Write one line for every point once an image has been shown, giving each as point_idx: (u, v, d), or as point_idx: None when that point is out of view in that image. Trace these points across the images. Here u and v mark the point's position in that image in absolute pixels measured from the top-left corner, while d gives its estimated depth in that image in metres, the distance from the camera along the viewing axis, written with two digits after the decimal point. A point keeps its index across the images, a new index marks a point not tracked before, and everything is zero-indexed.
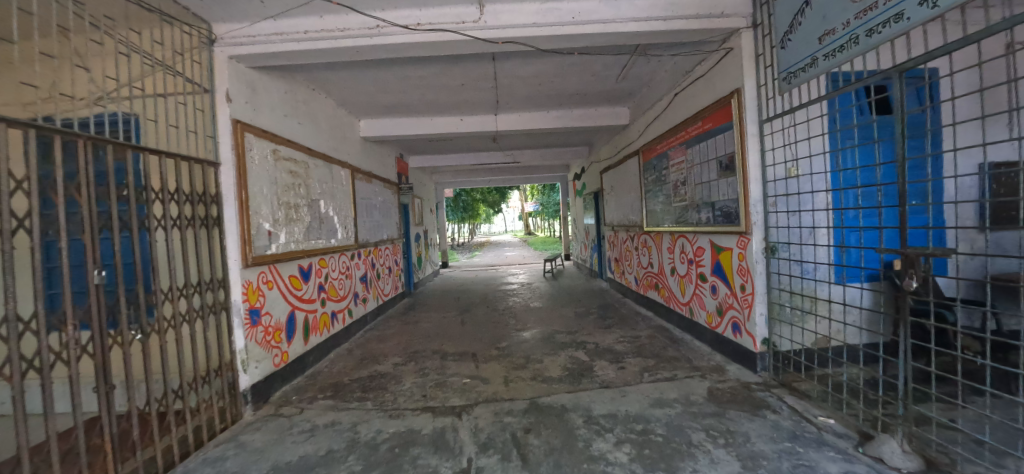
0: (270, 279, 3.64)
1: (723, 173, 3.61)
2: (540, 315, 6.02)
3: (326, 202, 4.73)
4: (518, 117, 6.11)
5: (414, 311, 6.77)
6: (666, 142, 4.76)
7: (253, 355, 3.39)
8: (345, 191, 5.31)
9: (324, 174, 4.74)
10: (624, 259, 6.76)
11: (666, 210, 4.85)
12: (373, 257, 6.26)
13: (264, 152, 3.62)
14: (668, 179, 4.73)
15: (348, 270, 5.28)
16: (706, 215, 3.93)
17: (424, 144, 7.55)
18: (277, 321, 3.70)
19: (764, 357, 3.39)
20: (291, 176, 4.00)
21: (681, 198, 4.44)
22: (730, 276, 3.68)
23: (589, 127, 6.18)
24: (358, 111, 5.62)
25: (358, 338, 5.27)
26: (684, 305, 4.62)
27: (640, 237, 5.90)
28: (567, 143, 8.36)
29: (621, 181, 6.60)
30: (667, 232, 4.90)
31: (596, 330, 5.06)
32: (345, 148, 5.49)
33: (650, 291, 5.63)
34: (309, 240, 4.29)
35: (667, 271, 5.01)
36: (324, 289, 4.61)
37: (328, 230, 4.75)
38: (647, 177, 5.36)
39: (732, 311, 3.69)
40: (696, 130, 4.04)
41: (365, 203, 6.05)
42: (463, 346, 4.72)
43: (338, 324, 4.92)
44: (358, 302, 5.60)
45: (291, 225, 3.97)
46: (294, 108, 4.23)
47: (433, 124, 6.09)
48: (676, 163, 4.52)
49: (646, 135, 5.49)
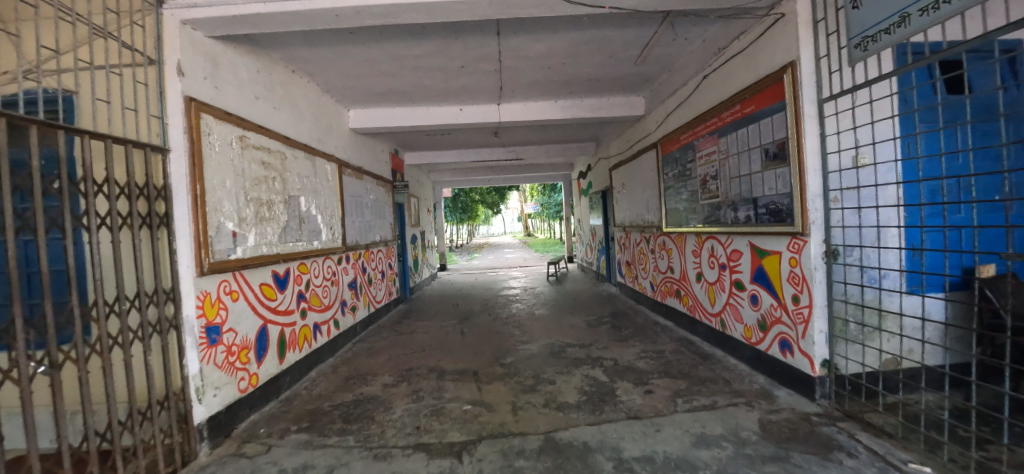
0: (235, 288, 3.07)
1: (770, 164, 3.07)
2: (548, 324, 5.46)
3: (307, 199, 4.16)
4: (523, 106, 5.55)
5: (409, 320, 6.19)
6: (692, 132, 4.22)
7: (211, 381, 2.82)
8: (332, 188, 4.76)
9: (306, 167, 4.18)
10: (637, 263, 6.21)
11: (691, 209, 4.31)
12: (364, 261, 5.69)
13: (229, 139, 3.06)
14: (695, 173, 4.18)
15: (334, 275, 4.73)
16: (746, 214, 3.39)
17: (420, 138, 6.97)
18: (244, 338, 3.14)
19: (824, 382, 2.83)
20: (263, 169, 3.45)
21: (711, 195, 3.90)
22: (778, 284, 3.12)
23: (601, 117, 5.63)
24: (346, 99, 5.05)
25: (346, 352, 4.70)
26: (713, 316, 4.08)
27: (658, 239, 5.34)
28: (573, 138, 7.80)
29: (634, 178, 6.03)
30: (693, 233, 4.36)
31: (612, 343, 4.50)
32: (331, 140, 4.92)
33: (670, 299, 5.09)
34: (286, 243, 3.73)
35: (692, 277, 4.47)
36: (305, 298, 4.06)
37: (309, 231, 4.18)
38: (668, 172, 4.80)
39: (779, 325, 3.14)
40: (732, 116, 3.51)
41: (355, 201, 5.49)
42: (463, 363, 4.15)
43: (322, 337, 4.37)
44: (346, 312, 5.03)
45: (263, 224, 3.40)
46: (268, 90, 3.68)
47: (429, 114, 5.51)
48: (705, 154, 3.98)
49: (666, 125, 4.93)
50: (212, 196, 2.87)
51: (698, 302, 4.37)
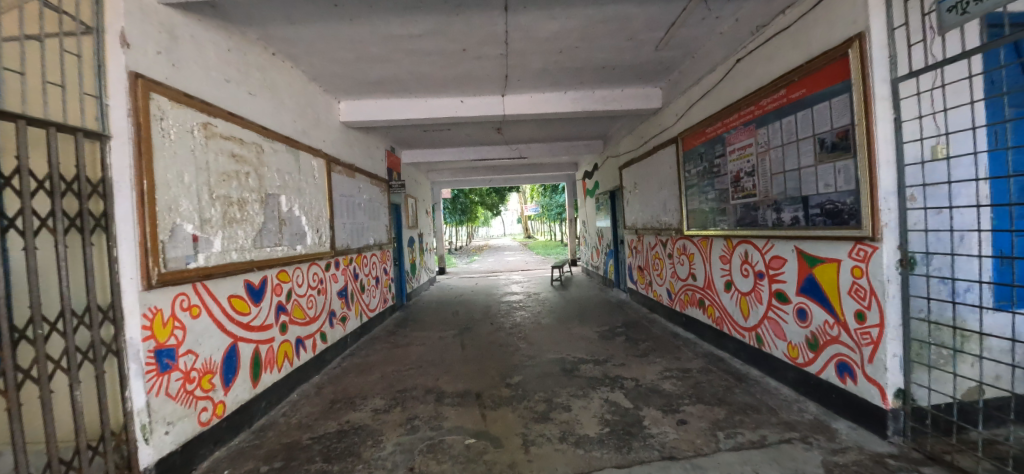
0: (196, 303, 2.61)
1: (827, 156, 2.61)
2: (557, 336, 4.98)
3: (288, 198, 3.69)
4: (529, 98, 5.06)
5: (404, 330, 5.71)
6: (721, 124, 3.77)
7: (163, 415, 2.35)
8: (319, 186, 4.28)
9: (288, 162, 3.71)
10: (652, 268, 5.74)
11: (720, 209, 3.84)
12: (355, 267, 5.22)
13: (189, 127, 2.60)
14: (724, 169, 3.72)
15: (321, 283, 4.26)
16: (792, 215, 2.93)
17: (417, 134, 6.49)
18: (206, 361, 2.66)
19: (898, 416, 2.36)
20: (234, 163, 2.98)
21: (746, 194, 3.44)
22: (835, 298, 2.66)
23: (614, 111, 5.16)
24: (336, 89, 4.58)
25: (333, 369, 4.21)
26: (746, 330, 3.62)
27: (677, 243, 4.88)
28: (580, 135, 7.33)
29: (649, 176, 5.56)
30: (720, 237, 3.90)
31: (631, 359, 4.02)
32: (318, 133, 4.45)
33: (691, 309, 4.62)
34: (262, 248, 3.27)
35: (719, 285, 4.00)
36: (285, 311, 3.59)
37: (291, 234, 3.71)
38: (690, 169, 4.34)
39: (836, 346, 2.68)
40: (774, 102, 3.05)
41: (345, 201, 5.02)
42: (464, 384, 3.66)
43: (305, 353, 3.89)
44: (334, 323, 4.55)
45: (232, 227, 2.93)
46: (241, 73, 3.21)
47: (426, 106, 5.03)
48: (737, 148, 3.53)
49: (687, 118, 4.47)
50: (166, 194, 2.40)
51: (726, 314, 3.91)
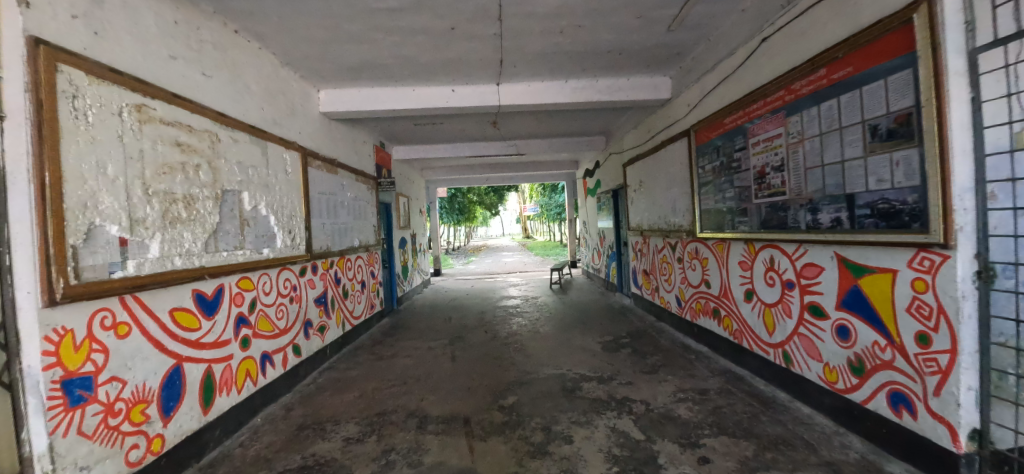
0: (124, 320, 2.18)
1: (880, 146, 2.19)
2: (556, 347, 4.55)
3: (252, 195, 3.25)
4: (527, 87, 4.61)
5: (391, 339, 5.26)
6: (742, 113, 3.34)
7: (74, 459, 1.92)
8: (292, 182, 3.83)
9: (254, 155, 3.27)
10: (659, 273, 5.31)
11: (740, 210, 3.41)
12: (336, 271, 4.78)
13: (114, 108, 2.17)
14: (746, 164, 3.29)
15: (294, 291, 3.82)
16: (833, 216, 2.51)
17: (407, 128, 6.04)
18: (138, 389, 2.24)
19: (971, 462, 1.94)
20: (178, 153, 2.55)
21: (773, 191, 3.00)
22: (888, 316, 2.24)
23: (620, 102, 4.72)
24: (313, 75, 4.13)
25: (307, 386, 3.77)
26: (771, 347, 3.19)
27: (688, 246, 4.44)
28: (582, 130, 6.88)
29: (657, 173, 5.12)
30: (740, 241, 3.47)
31: (640, 376, 3.59)
32: (293, 124, 4.00)
33: (703, 319, 4.19)
34: (217, 252, 2.83)
35: (738, 295, 3.57)
36: (248, 323, 3.16)
37: (255, 236, 3.27)
38: (705, 164, 3.91)
39: (888, 372, 2.26)
40: (811, 85, 2.63)
41: (325, 199, 4.58)
42: (450, 407, 3.22)
43: (273, 369, 3.46)
44: (311, 334, 4.11)
45: (176, 228, 2.50)
46: (193, 50, 2.77)
47: (414, 95, 4.57)
48: (763, 139, 3.09)
49: (701, 109, 4.03)
50: (79, 188, 1.97)
51: (746, 327, 3.48)
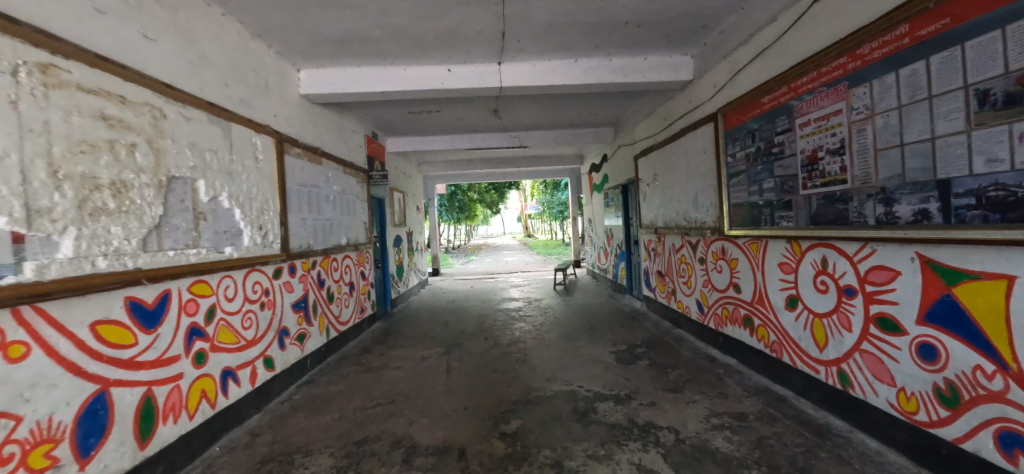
0: (21, 340, 1.73)
1: (994, 116, 1.72)
2: (565, 358, 4.06)
3: (210, 184, 2.76)
4: (532, 67, 4.10)
5: (381, 347, 4.77)
6: (786, 89, 2.84)
7: None
8: (264, 171, 3.34)
9: (212, 137, 2.78)
10: (676, 275, 4.82)
11: (782, 203, 2.91)
12: (320, 272, 4.29)
13: (5, 66, 1.70)
14: (793, 148, 2.79)
15: (266, 296, 3.33)
16: (918, 206, 2.02)
17: (401, 115, 5.54)
18: (39, 426, 1.78)
19: None
20: (105, 129, 2.07)
21: (829, 180, 2.50)
22: (998, 336, 1.77)
23: (636, 84, 4.22)
24: (289, 50, 3.63)
25: (280, 405, 3.28)
26: (822, 364, 2.71)
27: (712, 246, 3.95)
28: (589, 119, 6.38)
29: (675, 165, 4.62)
30: (782, 239, 2.97)
31: (663, 395, 3.10)
32: (266, 105, 3.50)
33: (731, 328, 3.70)
34: (159, 251, 2.35)
35: (777, 301, 3.08)
36: (204, 336, 2.68)
37: (213, 233, 2.78)
38: (737, 152, 3.41)
39: (997, 406, 1.80)
40: (885, 47, 2.14)
41: (306, 192, 4.09)
42: (443, 435, 2.73)
43: (238, 388, 2.98)
44: (287, 344, 3.62)
45: (100, 222, 2.02)
46: (132, 7, 2.29)
47: (406, 76, 4.06)
48: (817, 117, 2.58)
49: (731, 88, 3.53)
50: None
51: (788, 339, 3.00)
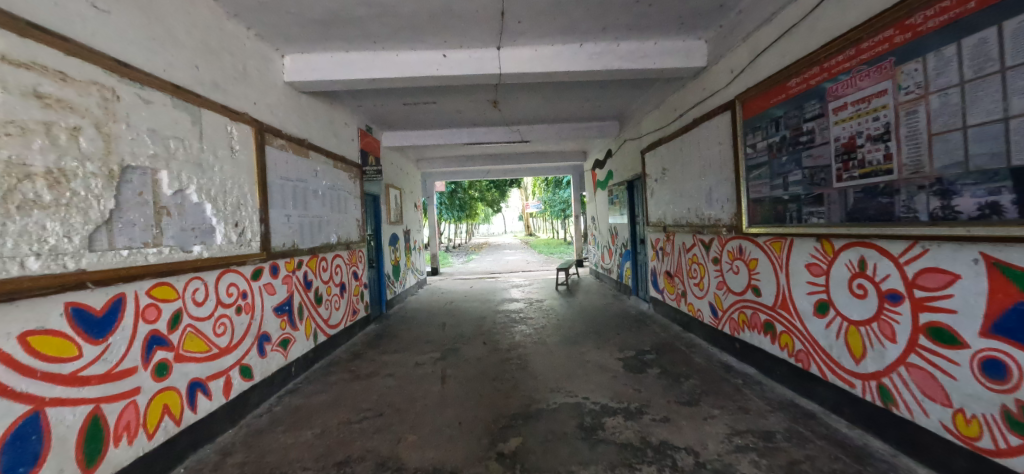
0: None
1: None
2: (568, 365, 3.77)
3: (176, 176, 2.48)
4: (533, 52, 3.80)
5: (373, 352, 4.49)
6: (817, 70, 2.55)
7: None
8: (241, 163, 3.06)
9: (177, 123, 2.50)
10: (686, 276, 4.53)
11: (812, 198, 2.62)
12: (306, 272, 4.01)
13: None
14: (825, 135, 2.50)
15: (243, 299, 3.05)
16: (986, 199, 1.75)
17: (395, 106, 5.25)
18: None
19: None
20: (38, 109, 1.80)
21: (870, 170, 2.21)
22: None
23: (645, 71, 3.92)
24: (269, 32, 3.34)
25: (258, 418, 3.00)
26: (858, 378, 2.42)
27: (728, 245, 3.65)
28: (594, 112, 6.08)
29: (687, 158, 4.33)
30: (810, 237, 2.67)
31: (678, 409, 2.81)
32: (245, 91, 3.21)
33: (749, 334, 3.41)
34: (110, 250, 2.08)
35: (804, 306, 2.79)
36: (168, 344, 2.40)
37: (179, 230, 2.50)
38: (759, 141, 3.11)
39: None
40: (941, 15, 1.85)
41: (292, 186, 3.81)
42: (433, 455, 2.45)
43: (209, 401, 2.70)
44: (268, 350, 3.35)
45: (28, 214, 1.77)
46: None
47: (398, 61, 3.77)
48: (855, 100, 2.29)
49: (751, 73, 3.23)
50: None
51: (816, 348, 2.71)
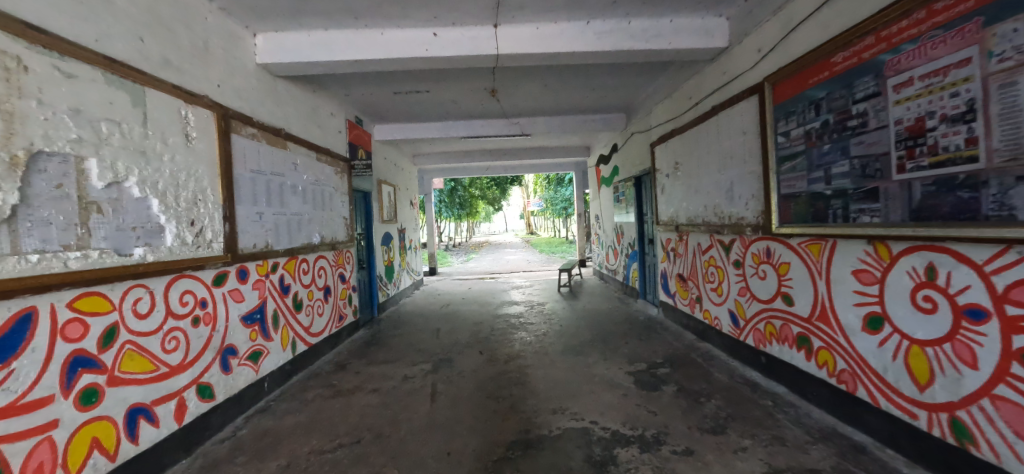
0: None
1: None
2: (573, 380, 3.38)
3: (112, 165, 2.10)
4: (534, 30, 3.40)
5: (359, 363, 4.10)
6: (869, 41, 2.15)
7: None
8: (200, 152, 2.67)
9: (113, 103, 2.12)
10: (702, 280, 4.12)
11: (863, 193, 2.23)
12: (283, 276, 3.62)
13: None
14: (882, 119, 2.10)
15: (202, 309, 2.66)
16: None
17: (385, 95, 4.85)
18: None
19: None
20: None
21: (944, 157, 1.84)
22: None
23: (659, 53, 3.51)
24: (235, 5, 2.94)
25: (218, 444, 2.61)
26: (923, 408, 2.03)
27: (752, 247, 3.25)
28: (600, 103, 5.67)
29: (703, 151, 3.92)
30: (860, 239, 2.27)
31: (702, 438, 2.42)
32: (205, 72, 2.82)
33: (778, 348, 3.01)
34: (12, 254, 1.72)
35: (850, 320, 2.39)
36: (98, 366, 2.01)
37: (115, 230, 2.12)
38: (794, 129, 2.71)
39: None
40: None
41: (265, 181, 3.42)
42: None
43: (157, 429, 2.32)
44: (235, 365, 2.96)
45: None
46: None
47: (383, 41, 3.38)
48: (926, 73, 1.90)
49: (783, 51, 2.83)
50: None
51: (865, 369, 2.31)
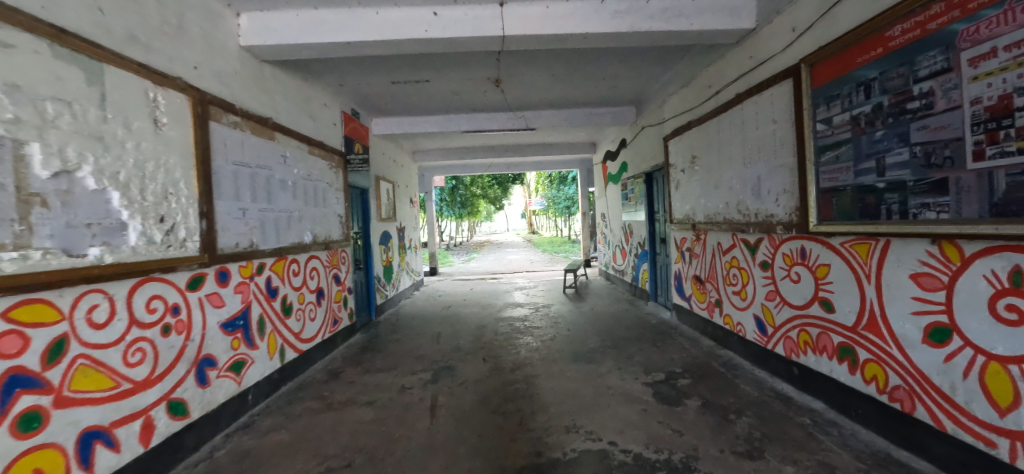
0: None
1: None
2: (586, 392, 3.09)
3: (59, 151, 1.81)
4: (543, 9, 3.11)
5: (354, 371, 3.82)
6: (937, 8, 1.85)
7: None
8: (172, 141, 2.38)
9: (62, 80, 1.84)
10: (723, 283, 3.83)
11: (927, 185, 1.93)
12: (269, 278, 3.33)
13: None
14: (954, 98, 1.81)
15: (173, 316, 2.37)
16: None
17: (382, 85, 4.56)
18: None
19: None
20: None
21: None
22: None
23: (679, 36, 3.21)
24: None
25: (190, 468, 2.33)
26: (1003, 436, 1.74)
27: (784, 247, 2.95)
28: (609, 95, 5.37)
29: (725, 143, 3.63)
30: (923, 239, 1.98)
31: (738, 463, 2.13)
32: (179, 51, 2.53)
33: (815, 359, 2.72)
34: None
35: (908, 330, 2.09)
36: (41, 386, 1.73)
37: (65, 226, 1.84)
38: (837, 114, 2.42)
39: None
40: None
41: (250, 174, 3.13)
42: None
43: (118, 454, 2.03)
44: (213, 377, 2.67)
45: None
46: None
47: (379, 21, 3.09)
48: (1013, 42, 1.62)
49: (822, 28, 2.53)
50: None
51: (926, 388, 2.02)
